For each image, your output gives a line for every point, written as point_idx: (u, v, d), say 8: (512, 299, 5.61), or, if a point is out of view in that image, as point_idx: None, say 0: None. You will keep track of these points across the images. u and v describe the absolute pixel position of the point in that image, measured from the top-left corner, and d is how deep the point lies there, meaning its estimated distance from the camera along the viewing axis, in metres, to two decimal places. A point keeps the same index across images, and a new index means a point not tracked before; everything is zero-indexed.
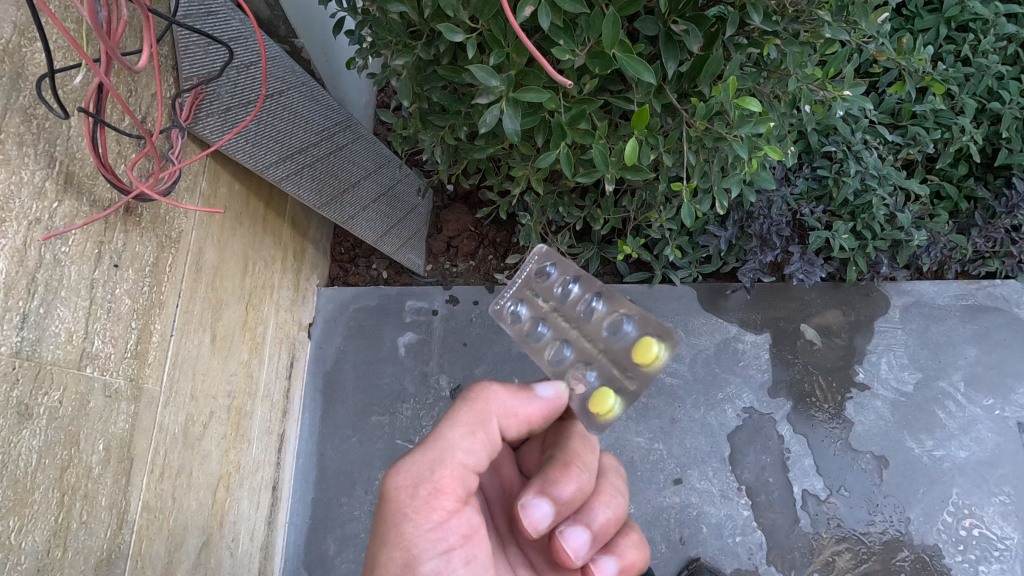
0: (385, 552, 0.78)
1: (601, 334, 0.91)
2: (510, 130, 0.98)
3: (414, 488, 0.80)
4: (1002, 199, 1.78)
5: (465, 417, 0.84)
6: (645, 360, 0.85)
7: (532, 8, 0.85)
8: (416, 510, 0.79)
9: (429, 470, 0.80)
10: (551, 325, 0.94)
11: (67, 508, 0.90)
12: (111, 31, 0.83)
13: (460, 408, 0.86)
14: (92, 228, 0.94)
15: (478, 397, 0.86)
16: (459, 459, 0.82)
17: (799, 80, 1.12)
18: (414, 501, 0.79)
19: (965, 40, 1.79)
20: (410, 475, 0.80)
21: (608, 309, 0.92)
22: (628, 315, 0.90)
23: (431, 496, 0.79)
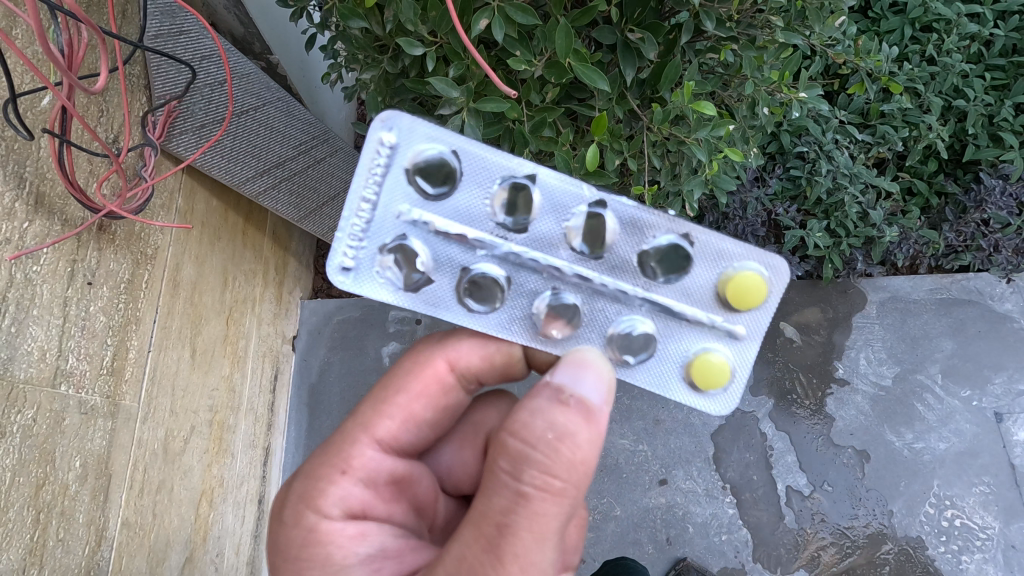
0: None
1: (625, 259, 0.83)
2: (472, 139, 1.01)
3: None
4: (970, 193, 1.79)
5: (551, 524, 0.65)
6: (754, 299, 0.81)
7: (486, 21, 0.88)
8: None
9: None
10: (511, 263, 0.83)
11: (43, 526, 0.90)
12: (72, 54, 0.83)
13: (542, 506, 0.65)
14: (64, 246, 0.95)
15: (565, 485, 0.65)
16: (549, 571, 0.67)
17: (758, 83, 1.15)
18: None
19: (930, 40, 1.82)
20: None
21: (627, 232, 0.83)
22: (670, 236, 0.82)
23: None
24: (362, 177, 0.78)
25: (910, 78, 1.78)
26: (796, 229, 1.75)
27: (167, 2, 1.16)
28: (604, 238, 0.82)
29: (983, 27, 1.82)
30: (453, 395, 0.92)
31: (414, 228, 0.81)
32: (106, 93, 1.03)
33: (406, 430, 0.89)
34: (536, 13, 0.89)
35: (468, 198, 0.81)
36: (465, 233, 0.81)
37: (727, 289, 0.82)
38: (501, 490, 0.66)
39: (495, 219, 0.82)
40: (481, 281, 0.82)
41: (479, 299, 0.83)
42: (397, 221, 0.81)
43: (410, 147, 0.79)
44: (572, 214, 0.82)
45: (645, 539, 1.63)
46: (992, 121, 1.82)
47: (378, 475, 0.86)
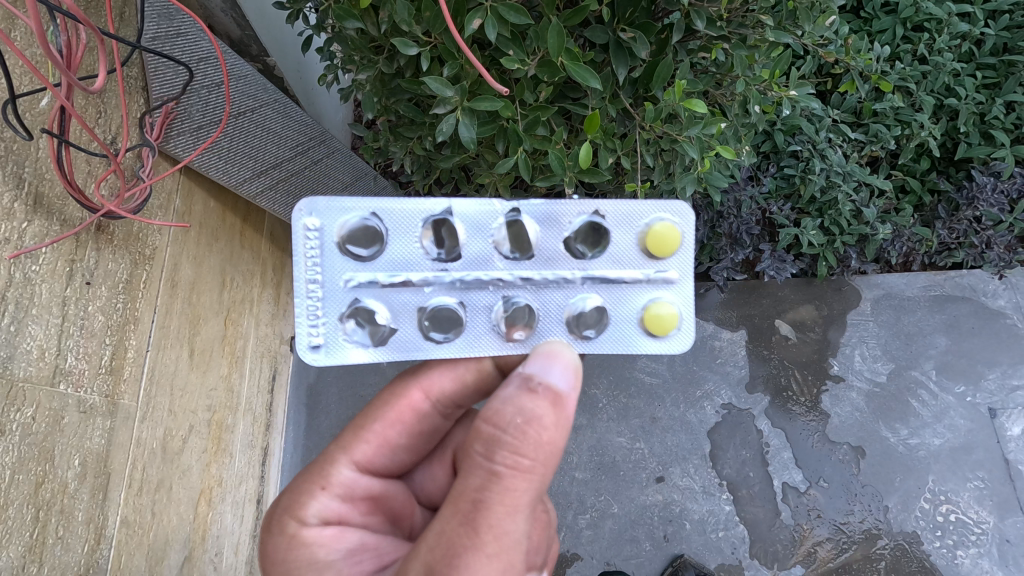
0: None
1: (558, 256, 0.87)
2: (466, 138, 1.02)
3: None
4: (963, 190, 1.80)
5: (522, 497, 0.67)
6: (674, 242, 0.87)
7: (479, 21, 0.89)
8: None
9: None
10: (456, 287, 0.86)
11: (43, 524, 0.91)
12: (71, 55, 0.84)
13: (512, 482, 0.66)
14: (63, 246, 0.95)
15: (534, 463, 0.67)
16: (523, 545, 0.67)
17: (749, 82, 1.17)
18: None
19: (921, 40, 1.84)
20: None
21: (548, 232, 0.87)
22: (585, 218, 0.86)
23: None
24: (300, 265, 0.81)
25: (901, 77, 1.80)
26: (790, 228, 1.76)
27: (165, 5, 1.17)
28: (531, 244, 0.86)
29: (974, 26, 1.84)
30: (429, 419, 0.94)
31: (358, 291, 0.84)
32: (104, 94, 1.04)
33: (381, 450, 0.92)
34: (528, 13, 0.90)
35: (400, 247, 0.85)
36: (409, 275, 0.84)
37: (649, 244, 0.87)
38: (475, 469, 0.68)
39: (431, 254, 0.85)
40: (438, 314, 0.85)
41: (439, 326, 0.85)
42: (345, 289, 0.84)
43: (334, 223, 0.82)
44: (493, 229, 0.86)
45: (643, 537, 1.64)
46: (984, 119, 1.84)
47: (355, 491, 0.90)
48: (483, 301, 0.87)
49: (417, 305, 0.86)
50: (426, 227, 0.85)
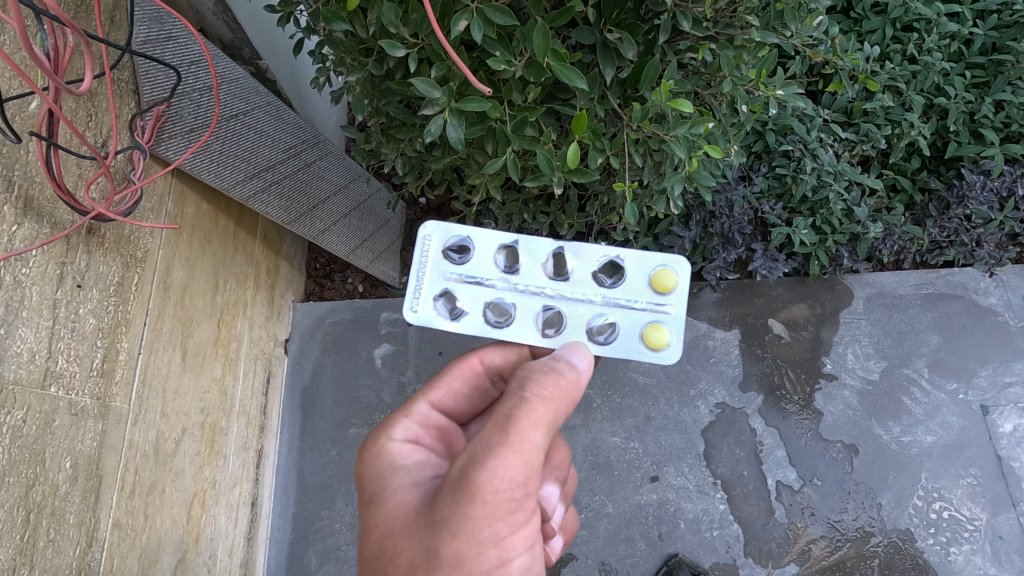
0: (475, 558, 0.70)
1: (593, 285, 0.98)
2: (454, 138, 1.02)
3: (510, 497, 0.71)
4: (953, 189, 1.81)
5: (543, 415, 0.76)
6: (671, 282, 0.95)
7: (465, 22, 0.90)
8: (513, 522, 0.72)
9: (520, 478, 0.72)
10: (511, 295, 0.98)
11: (34, 527, 0.91)
12: (59, 58, 0.85)
13: (536, 404, 0.77)
14: (53, 249, 0.96)
15: (552, 394, 0.78)
16: (540, 461, 0.75)
17: (736, 81, 1.18)
18: (510, 508, 0.71)
19: (910, 40, 1.85)
20: (504, 482, 0.71)
21: (589, 262, 0.98)
22: (619, 258, 0.98)
23: (526, 496, 0.73)
24: (415, 259, 1.00)
25: (891, 77, 1.82)
26: (782, 227, 1.77)
27: (156, 9, 1.17)
28: (571, 269, 0.98)
29: (962, 26, 1.85)
30: (483, 384, 1.02)
31: (443, 273, 1.00)
32: (95, 98, 1.04)
33: (445, 403, 1.01)
34: (513, 14, 0.92)
35: (479, 258, 0.99)
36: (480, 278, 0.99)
37: (656, 283, 0.96)
38: (509, 396, 0.78)
39: (499, 266, 0.99)
40: (498, 308, 0.97)
41: (493, 317, 0.97)
42: (439, 279, 1.00)
43: (438, 234, 1.00)
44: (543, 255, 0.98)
45: (637, 536, 1.64)
46: (974, 118, 1.85)
47: (429, 427, 0.95)
48: (526, 303, 0.98)
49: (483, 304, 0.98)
50: (502, 249, 1.00)
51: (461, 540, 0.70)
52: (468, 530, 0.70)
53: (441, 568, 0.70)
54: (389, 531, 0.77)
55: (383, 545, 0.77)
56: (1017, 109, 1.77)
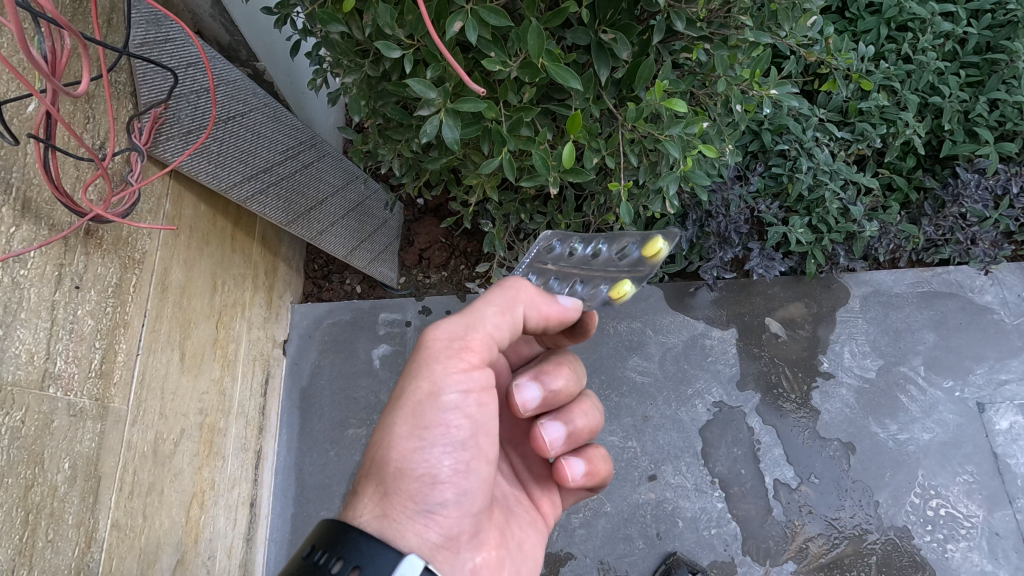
0: (412, 385, 0.87)
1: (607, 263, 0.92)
2: (449, 139, 1.03)
3: (446, 344, 0.87)
4: (949, 187, 1.83)
5: (496, 296, 0.91)
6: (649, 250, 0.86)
7: (460, 23, 0.91)
8: (446, 366, 0.86)
9: (461, 334, 0.88)
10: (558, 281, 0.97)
11: (33, 527, 0.91)
12: (57, 60, 0.86)
13: (494, 290, 0.92)
14: (51, 251, 0.96)
15: (512, 283, 0.92)
16: (487, 332, 0.89)
17: (731, 81, 1.19)
18: (445, 353, 0.87)
19: (905, 39, 1.86)
20: (443, 333, 0.88)
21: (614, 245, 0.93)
22: (631, 240, 0.90)
23: (460, 350, 0.87)
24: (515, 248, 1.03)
25: (886, 76, 1.83)
26: (778, 226, 1.78)
27: (153, 11, 1.18)
28: (604, 254, 0.93)
29: (957, 26, 1.86)
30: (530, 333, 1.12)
31: (529, 255, 0.99)
32: (92, 100, 1.05)
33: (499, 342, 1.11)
34: (508, 16, 0.92)
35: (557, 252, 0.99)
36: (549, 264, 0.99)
37: (644, 253, 0.88)
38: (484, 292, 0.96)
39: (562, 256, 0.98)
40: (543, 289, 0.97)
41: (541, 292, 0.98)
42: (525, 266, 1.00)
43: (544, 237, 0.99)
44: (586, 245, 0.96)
45: (636, 535, 1.64)
46: (968, 117, 1.86)
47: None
48: (564, 281, 0.97)
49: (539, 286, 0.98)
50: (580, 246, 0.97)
51: (408, 376, 0.88)
52: (413, 370, 0.88)
53: (395, 398, 0.89)
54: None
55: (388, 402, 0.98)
56: (1011, 108, 1.78)
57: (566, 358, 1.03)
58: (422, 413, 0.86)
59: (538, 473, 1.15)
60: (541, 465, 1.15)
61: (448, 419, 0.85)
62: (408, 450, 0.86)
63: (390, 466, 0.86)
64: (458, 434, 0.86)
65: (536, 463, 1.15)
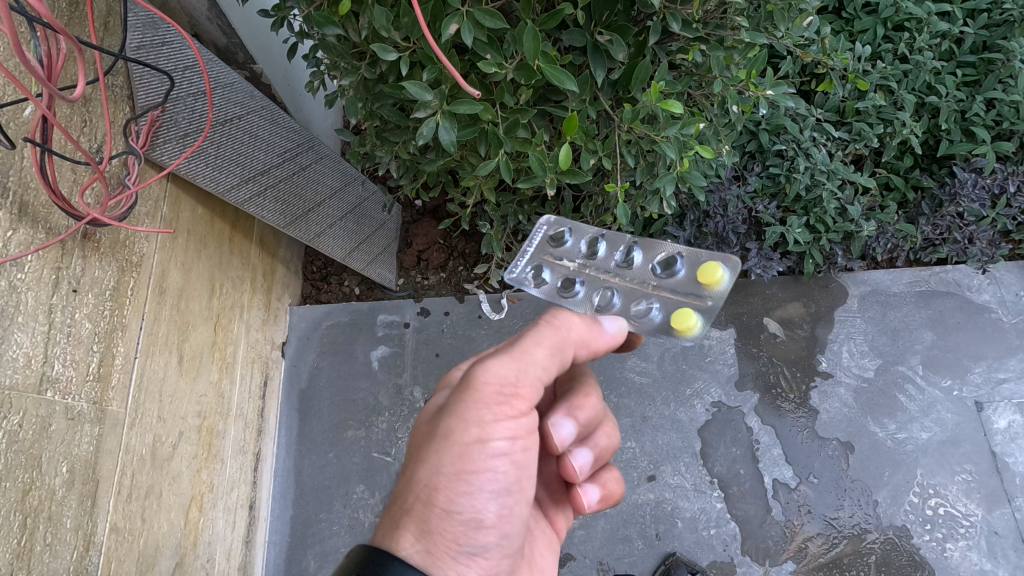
0: (462, 431, 0.83)
1: (647, 274, 0.97)
2: (446, 141, 1.03)
3: (498, 390, 0.83)
4: (946, 187, 1.84)
5: (547, 337, 0.88)
6: (714, 276, 0.91)
7: (456, 26, 0.91)
8: (498, 412, 0.83)
9: (513, 379, 0.84)
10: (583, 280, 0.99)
11: (31, 531, 0.92)
12: (53, 64, 0.86)
13: (544, 329, 0.89)
14: (48, 254, 0.96)
15: (560, 322, 0.90)
16: (537, 376, 0.86)
17: (727, 81, 1.19)
18: (497, 399, 0.83)
19: (901, 39, 1.87)
20: (495, 377, 0.84)
21: (651, 254, 0.98)
22: (682, 257, 0.95)
23: (512, 396, 0.84)
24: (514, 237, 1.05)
25: (883, 76, 1.83)
26: (776, 226, 1.78)
27: (149, 14, 1.18)
28: (638, 261, 0.98)
29: (953, 25, 1.87)
30: None
31: (534, 246, 1.02)
32: (89, 103, 1.05)
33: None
34: (504, 18, 0.92)
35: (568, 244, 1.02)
36: (563, 259, 1.01)
37: (702, 278, 0.92)
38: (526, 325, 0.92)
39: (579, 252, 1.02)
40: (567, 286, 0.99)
41: (562, 290, 0.99)
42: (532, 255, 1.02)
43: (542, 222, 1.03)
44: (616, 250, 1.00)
45: (635, 536, 1.64)
46: (965, 116, 1.86)
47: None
48: (592, 286, 0.99)
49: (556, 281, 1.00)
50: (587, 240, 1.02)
51: (455, 419, 0.83)
52: (461, 412, 0.83)
53: (439, 441, 0.84)
54: (423, 422, 0.93)
55: (416, 431, 0.93)
56: (1008, 107, 1.78)
57: (591, 387, 1.03)
58: (469, 458, 0.83)
59: (553, 490, 1.13)
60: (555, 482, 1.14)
61: (497, 466, 0.84)
62: (455, 494, 0.83)
63: (433, 508, 0.83)
64: (504, 479, 0.85)
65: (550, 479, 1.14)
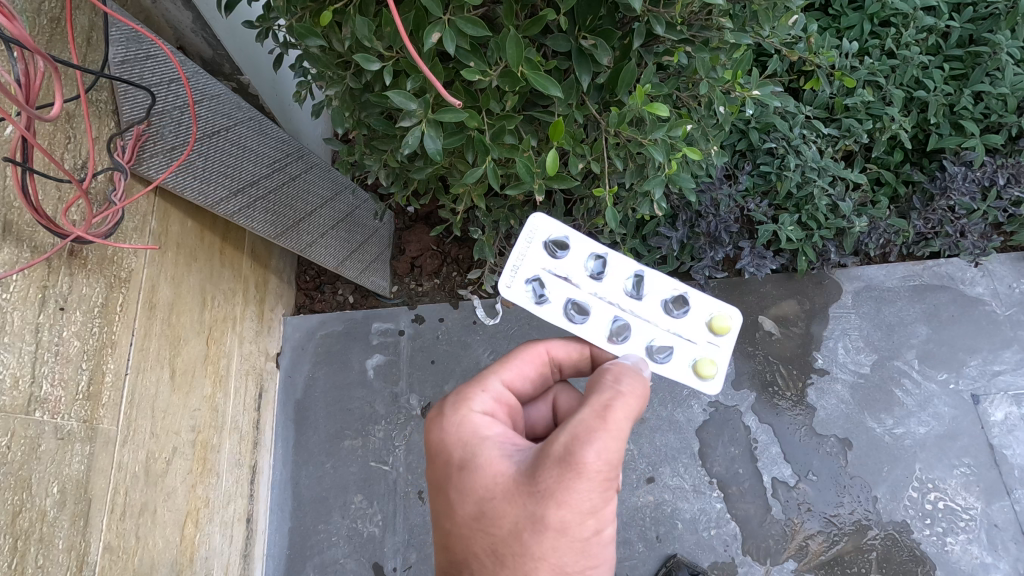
0: (579, 523, 0.78)
1: (655, 308, 1.08)
2: (431, 150, 1.02)
3: (607, 474, 0.78)
4: (936, 181, 1.83)
5: (632, 408, 0.85)
6: (722, 326, 1.06)
7: (438, 34, 0.91)
8: (605, 496, 0.80)
9: (615, 460, 0.79)
10: (591, 301, 1.07)
11: (22, 554, 0.91)
12: (30, 83, 0.85)
13: (625, 396, 0.85)
14: (34, 272, 0.95)
15: (636, 387, 0.88)
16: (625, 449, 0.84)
17: (712, 83, 1.20)
18: (606, 483, 0.79)
19: (888, 35, 1.88)
20: (603, 461, 0.78)
21: (659, 287, 1.08)
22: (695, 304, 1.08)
23: (614, 475, 0.81)
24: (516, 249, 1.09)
25: (870, 72, 1.84)
26: (768, 224, 1.78)
27: (131, 29, 1.17)
28: (653, 296, 1.08)
29: (939, 19, 1.87)
30: (545, 375, 1.07)
31: (535, 256, 1.08)
32: (73, 119, 1.04)
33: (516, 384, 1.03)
34: (486, 25, 0.92)
35: (572, 260, 1.08)
36: (569, 278, 1.08)
37: (714, 326, 1.07)
38: (605, 389, 0.86)
39: (590, 272, 1.08)
40: (576, 306, 1.06)
41: (569, 311, 1.06)
42: (539, 269, 1.08)
43: (539, 230, 1.09)
44: (627, 278, 1.07)
45: (635, 538, 1.63)
46: (953, 109, 1.86)
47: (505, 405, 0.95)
48: (600, 309, 1.06)
49: (559, 298, 1.07)
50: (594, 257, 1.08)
51: (566, 510, 0.77)
52: (575, 503, 0.77)
53: (548, 534, 0.77)
54: (491, 494, 0.81)
55: (484, 509, 0.81)
56: (995, 100, 1.79)
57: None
58: (590, 551, 0.80)
59: None
60: None
61: (607, 554, 0.83)
62: None
63: None
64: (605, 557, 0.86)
65: None
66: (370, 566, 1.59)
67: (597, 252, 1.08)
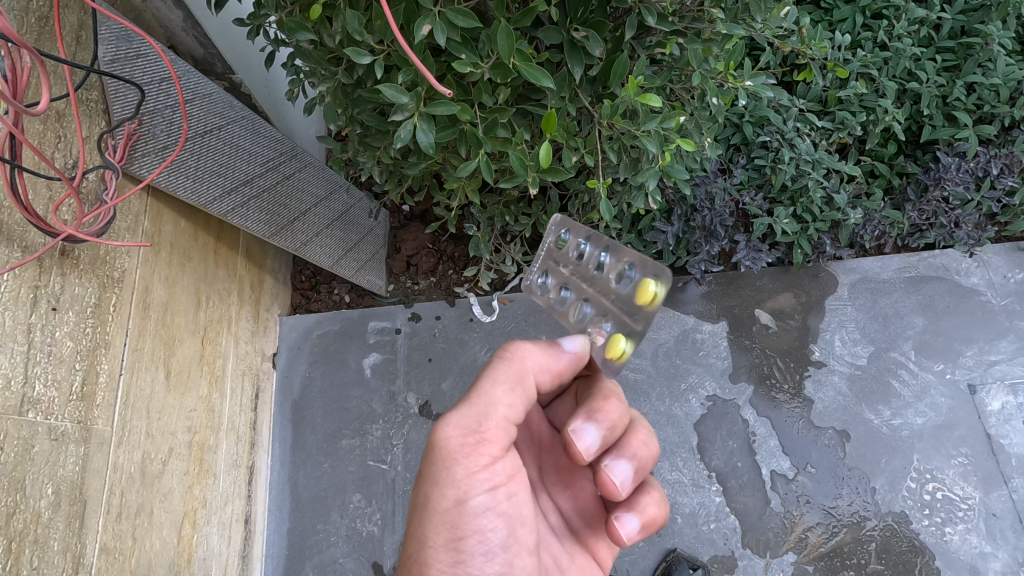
0: (439, 491, 0.85)
1: (610, 286, 0.96)
2: (424, 143, 1.02)
3: (462, 443, 0.84)
4: (930, 172, 1.85)
5: (503, 374, 0.88)
6: (644, 298, 0.89)
7: (429, 26, 0.90)
8: (466, 464, 0.84)
9: (472, 429, 0.85)
10: (571, 287, 1.00)
11: (16, 555, 0.90)
12: (16, 79, 0.84)
13: (498, 366, 0.89)
14: (25, 273, 0.95)
15: (514, 355, 0.90)
16: (501, 415, 0.86)
17: (705, 75, 1.20)
18: (463, 449, 0.84)
19: (880, 27, 1.88)
20: (457, 429, 0.84)
21: (614, 260, 0.96)
22: (633, 271, 0.93)
23: (477, 444, 0.84)
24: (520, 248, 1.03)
25: (863, 64, 1.84)
26: (763, 217, 1.78)
27: (122, 27, 1.16)
28: (608, 273, 0.96)
29: (931, 12, 1.87)
30: None
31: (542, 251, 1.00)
32: (62, 119, 1.04)
33: None
34: (476, 17, 0.92)
35: (563, 249, 0.99)
36: (557, 264, 1.00)
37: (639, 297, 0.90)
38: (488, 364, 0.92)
39: (575, 258, 0.99)
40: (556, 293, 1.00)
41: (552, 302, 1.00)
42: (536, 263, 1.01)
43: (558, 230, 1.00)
44: (594, 258, 0.97)
45: None
46: (946, 101, 1.87)
47: None
48: (578, 294, 0.99)
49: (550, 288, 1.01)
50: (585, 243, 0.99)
51: (428, 483, 0.86)
52: (433, 474, 0.85)
53: (420, 506, 0.87)
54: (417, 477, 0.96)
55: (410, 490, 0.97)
56: (988, 90, 1.80)
57: (609, 393, 0.98)
58: (459, 522, 0.85)
59: (588, 516, 1.08)
60: (594, 503, 1.09)
61: (483, 523, 0.86)
62: (447, 563, 0.85)
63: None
64: (495, 536, 0.87)
65: (589, 502, 1.09)
66: (369, 565, 1.58)
67: (584, 237, 0.98)
